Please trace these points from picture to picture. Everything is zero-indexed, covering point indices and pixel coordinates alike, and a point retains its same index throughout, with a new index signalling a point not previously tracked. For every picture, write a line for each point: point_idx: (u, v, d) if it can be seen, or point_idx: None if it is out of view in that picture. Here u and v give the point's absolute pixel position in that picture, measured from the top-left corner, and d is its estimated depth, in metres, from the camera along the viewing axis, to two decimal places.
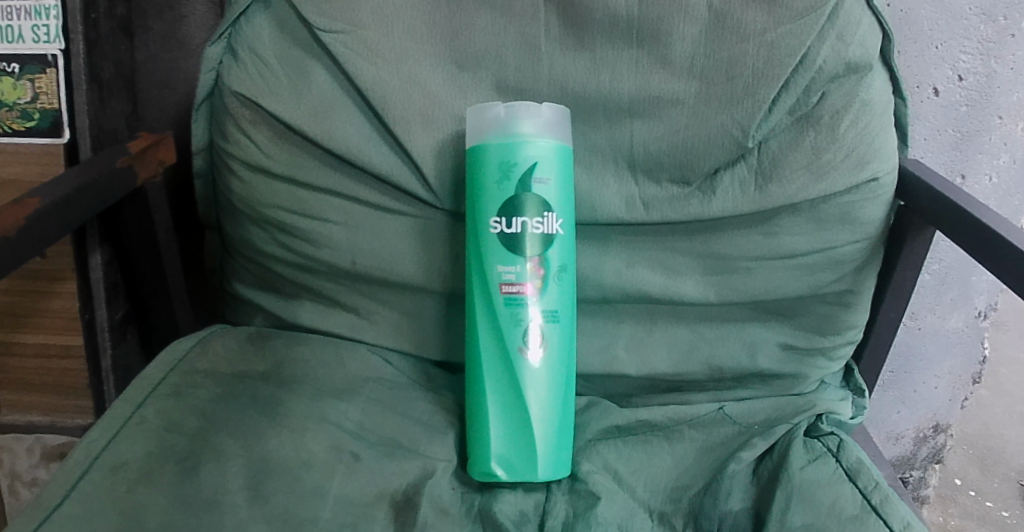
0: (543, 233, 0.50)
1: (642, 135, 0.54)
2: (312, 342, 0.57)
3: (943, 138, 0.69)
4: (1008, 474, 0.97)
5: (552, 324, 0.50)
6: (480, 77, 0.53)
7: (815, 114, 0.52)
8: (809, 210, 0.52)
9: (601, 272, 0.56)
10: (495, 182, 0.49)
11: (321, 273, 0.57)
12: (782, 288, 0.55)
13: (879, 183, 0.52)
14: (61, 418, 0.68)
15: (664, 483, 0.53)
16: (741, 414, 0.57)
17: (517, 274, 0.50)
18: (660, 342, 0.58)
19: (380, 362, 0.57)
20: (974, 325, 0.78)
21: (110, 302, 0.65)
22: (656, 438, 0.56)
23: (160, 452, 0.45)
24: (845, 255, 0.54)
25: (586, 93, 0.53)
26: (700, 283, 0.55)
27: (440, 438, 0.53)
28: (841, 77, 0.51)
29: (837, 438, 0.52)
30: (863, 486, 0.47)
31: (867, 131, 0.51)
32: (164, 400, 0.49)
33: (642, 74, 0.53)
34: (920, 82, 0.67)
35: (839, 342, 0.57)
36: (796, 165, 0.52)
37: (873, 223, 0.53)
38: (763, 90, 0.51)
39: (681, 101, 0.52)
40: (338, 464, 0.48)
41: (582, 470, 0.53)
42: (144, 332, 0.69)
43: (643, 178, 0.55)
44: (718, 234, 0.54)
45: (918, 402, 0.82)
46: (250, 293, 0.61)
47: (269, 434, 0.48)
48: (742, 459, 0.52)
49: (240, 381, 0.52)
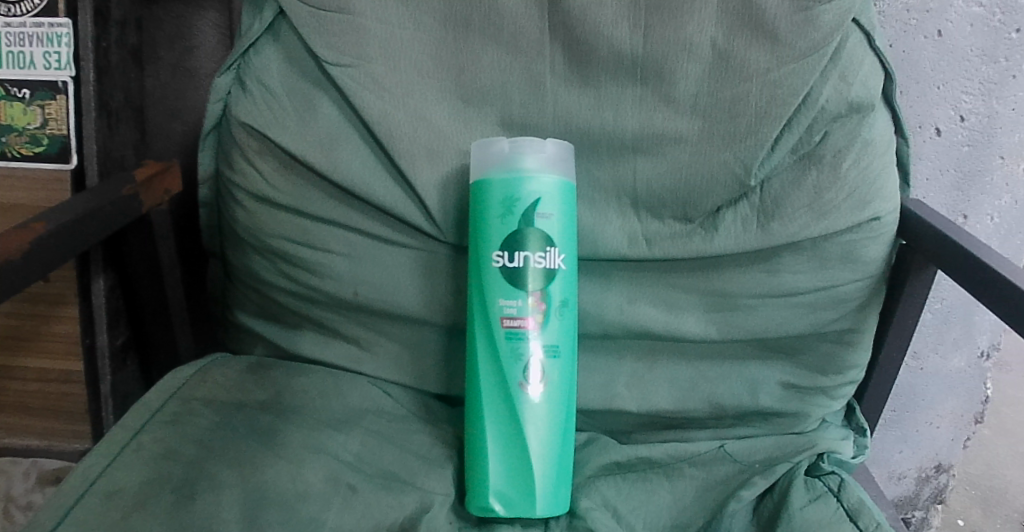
0: (546, 267, 0.50)
1: (645, 172, 0.54)
2: (312, 373, 0.57)
3: (945, 178, 0.70)
4: (1011, 515, 0.97)
5: (553, 358, 0.50)
6: (485, 112, 0.54)
7: (818, 154, 0.52)
8: (812, 248, 0.52)
9: (603, 307, 0.56)
10: (498, 217, 0.50)
11: (323, 304, 0.57)
12: (783, 327, 0.55)
13: (881, 223, 0.52)
14: (59, 441, 0.68)
15: (664, 521, 0.53)
16: (742, 452, 0.57)
17: (518, 308, 0.50)
18: (660, 379, 0.57)
19: (380, 394, 0.57)
20: (976, 365, 0.77)
21: (111, 328, 0.65)
22: (655, 475, 0.56)
23: (155, 481, 0.45)
24: (848, 293, 0.54)
25: (590, 130, 0.54)
26: (702, 319, 0.55)
27: (438, 471, 0.53)
28: (843, 118, 0.52)
29: (838, 477, 0.51)
30: (864, 527, 0.47)
31: (869, 171, 0.52)
32: (162, 427, 0.49)
33: (645, 112, 0.53)
34: (921, 122, 0.67)
35: (841, 381, 0.57)
36: (797, 204, 0.52)
37: (876, 263, 0.54)
38: (765, 129, 0.51)
39: (684, 139, 0.53)
40: (335, 495, 0.48)
41: (582, 506, 0.52)
42: (144, 358, 0.69)
43: (645, 215, 0.55)
44: (720, 271, 0.54)
45: (919, 442, 0.82)
46: (252, 322, 0.61)
47: (266, 464, 0.48)
48: (743, 497, 0.52)
49: (238, 410, 0.52)
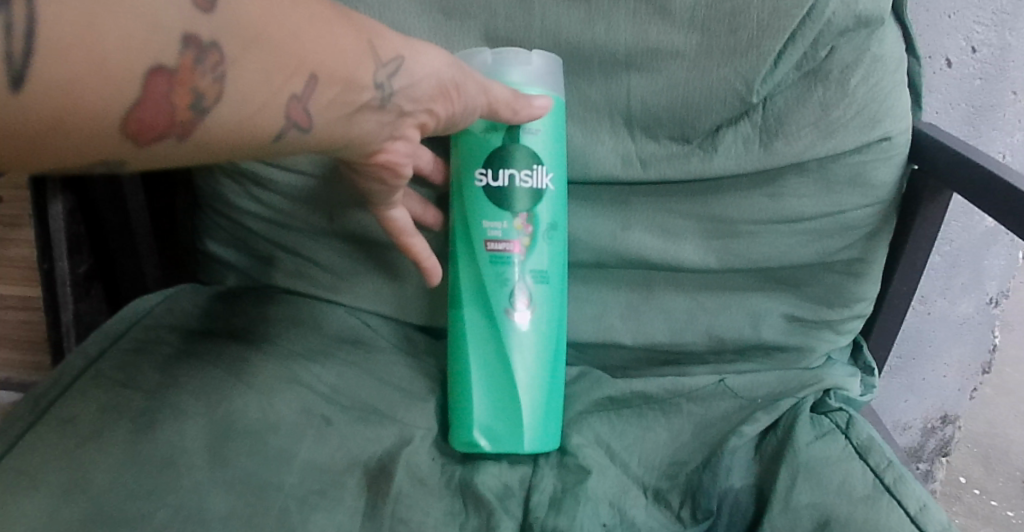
0: (533, 187, 0.46)
1: (640, 90, 0.50)
2: (288, 301, 0.53)
3: (956, 112, 0.67)
4: (1013, 472, 0.97)
5: (542, 285, 0.48)
6: (467, 26, 0.50)
7: (824, 69, 0.47)
8: (818, 170, 0.49)
9: (596, 234, 0.54)
10: (481, 131, 0.46)
11: (295, 230, 0.53)
12: (788, 255, 0.52)
13: (892, 143, 0.48)
14: (23, 373, 0.77)
15: (660, 458, 0.50)
16: (744, 386, 0.52)
17: (503, 230, 0.47)
18: (656, 310, 0.55)
19: (359, 324, 0.54)
20: (984, 312, 0.74)
21: (71, 255, 0.66)
22: (651, 412, 0.53)
23: (112, 409, 0.42)
24: (856, 220, 0.50)
25: (580, 46, 0.50)
26: (700, 248, 0.53)
27: (420, 405, 0.50)
28: (851, 32, 0.46)
29: (846, 414, 0.48)
30: (875, 465, 0.44)
31: (881, 87, 0.47)
32: (123, 355, 0.46)
33: (639, 24, 0.48)
34: (931, 52, 0.64)
35: (848, 315, 0.53)
36: (803, 122, 0.48)
37: (885, 186, 0.49)
38: (768, 42, 0.46)
39: (680, 54, 0.48)
40: (308, 428, 0.46)
41: (573, 442, 0.50)
42: (109, 289, 0.69)
43: (641, 135, 0.51)
44: (720, 195, 0.51)
45: (926, 391, 0.79)
46: (224, 252, 0.56)
47: (233, 394, 0.45)
48: (745, 434, 0.49)
49: (205, 337, 0.48)
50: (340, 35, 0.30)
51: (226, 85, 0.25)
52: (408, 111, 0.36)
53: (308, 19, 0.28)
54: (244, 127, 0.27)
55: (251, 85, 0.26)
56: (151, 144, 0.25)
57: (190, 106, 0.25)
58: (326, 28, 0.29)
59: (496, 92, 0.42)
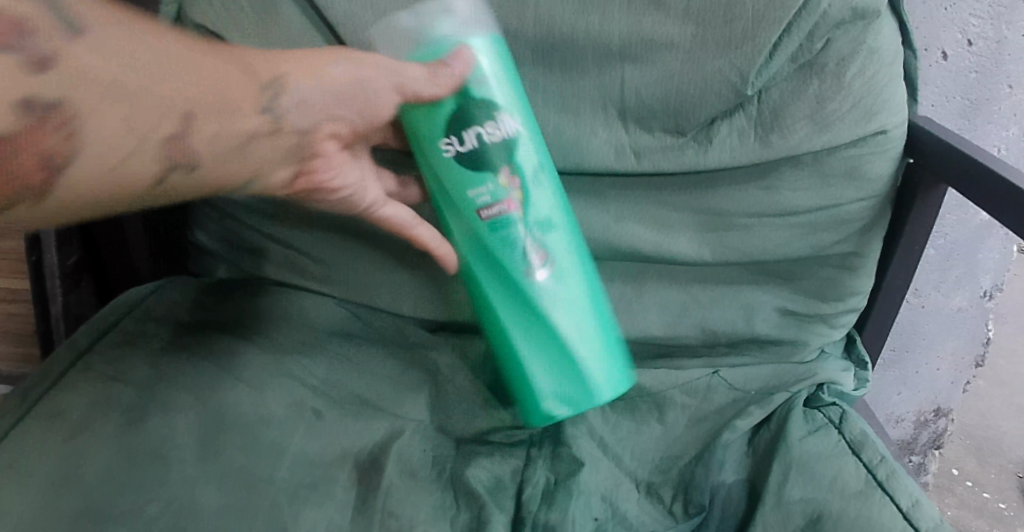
0: (503, 136, 0.45)
1: (634, 81, 0.49)
2: (279, 293, 0.53)
3: (951, 105, 0.66)
4: (1006, 465, 0.97)
5: (551, 232, 0.46)
6: None
7: (820, 62, 0.46)
8: (813, 163, 0.48)
9: (590, 226, 0.54)
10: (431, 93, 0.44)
11: (284, 221, 0.52)
12: (783, 249, 0.51)
13: (887, 136, 0.48)
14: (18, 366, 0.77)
15: (654, 453, 0.50)
16: (738, 379, 0.53)
17: (491, 193, 0.45)
18: (651, 303, 0.55)
19: (349, 316, 0.53)
20: (977, 305, 0.75)
21: (60, 247, 0.69)
22: (645, 405, 0.52)
23: (103, 404, 0.43)
24: (850, 214, 0.50)
25: (573, 37, 0.49)
26: (694, 240, 0.52)
27: (411, 398, 0.50)
28: (848, 24, 0.45)
29: (839, 409, 0.48)
30: (868, 461, 0.44)
31: (877, 81, 0.46)
32: (111, 348, 0.46)
33: (633, 15, 0.48)
34: (927, 45, 0.63)
35: (842, 309, 0.53)
36: (798, 115, 0.47)
37: (881, 180, 0.49)
38: (764, 33, 0.45)
39: (674, 45, 0.48)
40: (299, 421, 0.46)
41: (568, 433, 0.49)
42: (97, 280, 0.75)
43: (634, 127, 0.51)
44: (714, 188, 0.51)
45: (919, 384, 0.79)
46: (214, 244, 0.56)
47: (225, 388, 0.46)
48: (738, 428, 0.49)
49: (196, 331, 0.48)
50: (220, 76, 0.35)
51: (88, 142, 0.31)
52: (310, 138, 0.39)
53: (176, 68, 0.33)
54: (120, 172, 0.32)
55: (111, 143, 0.31)
56: (57, 190, 0.31)
57: (42, 166, 0.30)
58: (204, 73, 0.34)
59: (432, 90, 0.42)
